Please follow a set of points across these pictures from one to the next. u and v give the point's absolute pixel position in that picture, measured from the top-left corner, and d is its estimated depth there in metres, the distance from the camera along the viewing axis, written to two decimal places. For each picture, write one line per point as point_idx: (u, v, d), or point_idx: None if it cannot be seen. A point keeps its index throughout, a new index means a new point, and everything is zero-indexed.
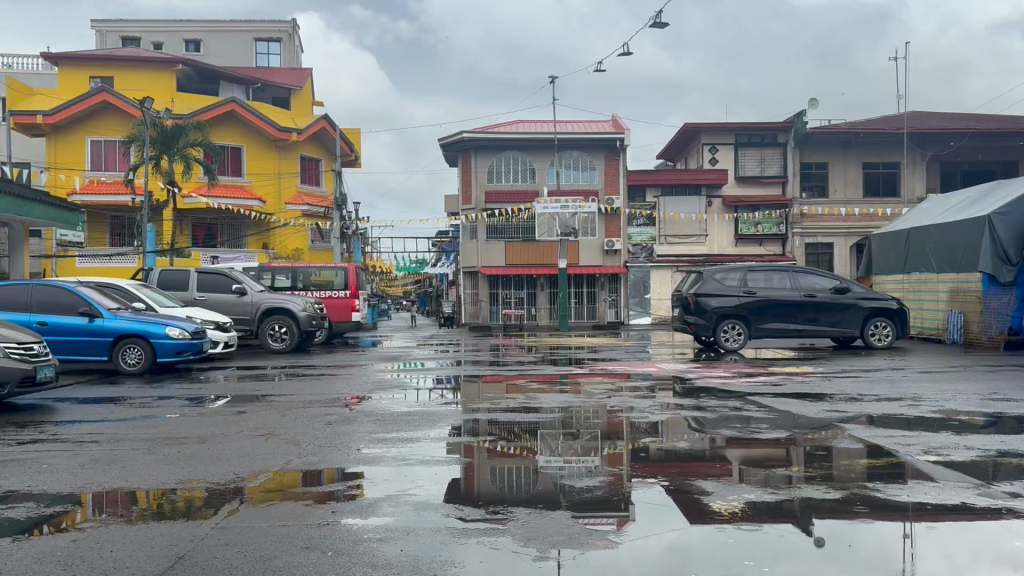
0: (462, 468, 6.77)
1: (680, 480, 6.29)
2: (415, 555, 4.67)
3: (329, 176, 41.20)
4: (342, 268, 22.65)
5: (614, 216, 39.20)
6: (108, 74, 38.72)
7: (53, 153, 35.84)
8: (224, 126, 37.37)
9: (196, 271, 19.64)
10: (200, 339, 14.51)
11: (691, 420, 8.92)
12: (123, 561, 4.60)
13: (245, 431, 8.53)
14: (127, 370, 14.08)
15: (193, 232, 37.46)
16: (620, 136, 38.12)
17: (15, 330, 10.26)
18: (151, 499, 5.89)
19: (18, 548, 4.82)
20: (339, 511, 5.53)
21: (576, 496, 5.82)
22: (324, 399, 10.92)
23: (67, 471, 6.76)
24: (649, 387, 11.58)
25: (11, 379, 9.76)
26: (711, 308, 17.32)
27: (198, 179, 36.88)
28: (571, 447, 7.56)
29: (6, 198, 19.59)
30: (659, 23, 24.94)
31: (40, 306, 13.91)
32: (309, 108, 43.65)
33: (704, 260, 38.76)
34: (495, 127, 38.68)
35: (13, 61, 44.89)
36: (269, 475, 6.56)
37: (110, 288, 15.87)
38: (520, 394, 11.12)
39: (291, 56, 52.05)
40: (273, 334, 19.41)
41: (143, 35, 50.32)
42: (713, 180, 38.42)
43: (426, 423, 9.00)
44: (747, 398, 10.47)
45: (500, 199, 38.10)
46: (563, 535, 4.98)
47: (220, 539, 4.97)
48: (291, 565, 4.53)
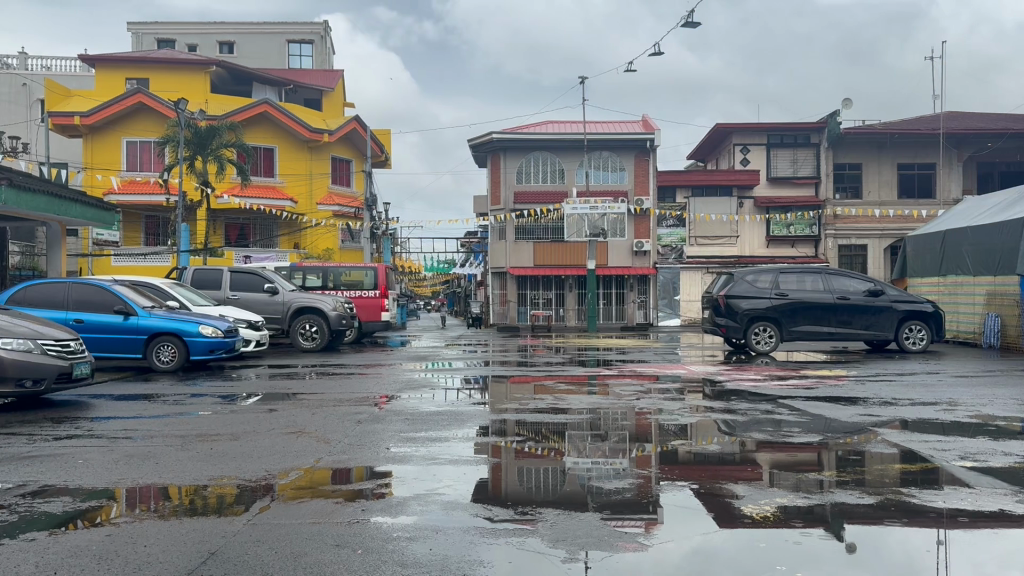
0: (491, 468, 6.77)
1: (712, 483, 6.24)
2: (444, 553, 4.68)
3: (360, 177, 41.54)
4: (372, 268, 22.79)
5: (643, 217, 38.94)
6: (143, 75, 39.33)
7: (90, 154, 36.55)
8: (257, 126, 37.78)
9: (228, 270, 19.83)
10: (231, 338, 14.70)
11: (721, 423, 8.87)
12: (156, 556, 4.65)
13: (275, 429, 8.63)
14: (161, 367, 14.24)
15: (226, 232, 37.89)
16: (651, 136, 37.85)
17: (52, 327, 10.41)
18: (183, 494, 5.96)
19: (54, 542, 4.90)
20: (369, 509, 5.56)
21: (603, 497, 5.82)
22: (354, 397, 10.99)
23: (100, 467, 6.86)
24: (678, 389, 11.51)
25: (48, 376, 9.91)
26: (742, 310, 17.20)
27: (231, 180, 37.35)
28: (599, 448, 7.54)
29: (44, 198, 19.94)
30: (690, 23, 24.83)
31: (76, 304, 14.14)
32: (339, 110, 44.11)
33: (734, 261, 38.49)
34: (525, 128, 38.76)
35: (51, 63, 45.70)
36: (299, 473, 6.61)
37: (145, 287, 16.07)
38: (549, 395, 11.16)
39: (323, 58, 52.55)
40: (304, 334, 19.58)
41: (177, 37, 50.94)
42: (745, 181, 38.12)
43: (455, 423, 9.01)
44: (779, 401, 10.39)
45: (529, 200, 38.10)
46: (592, 536, 4.97)
47: (251, 536, 5.01)
48: (322, 563, 4.55)
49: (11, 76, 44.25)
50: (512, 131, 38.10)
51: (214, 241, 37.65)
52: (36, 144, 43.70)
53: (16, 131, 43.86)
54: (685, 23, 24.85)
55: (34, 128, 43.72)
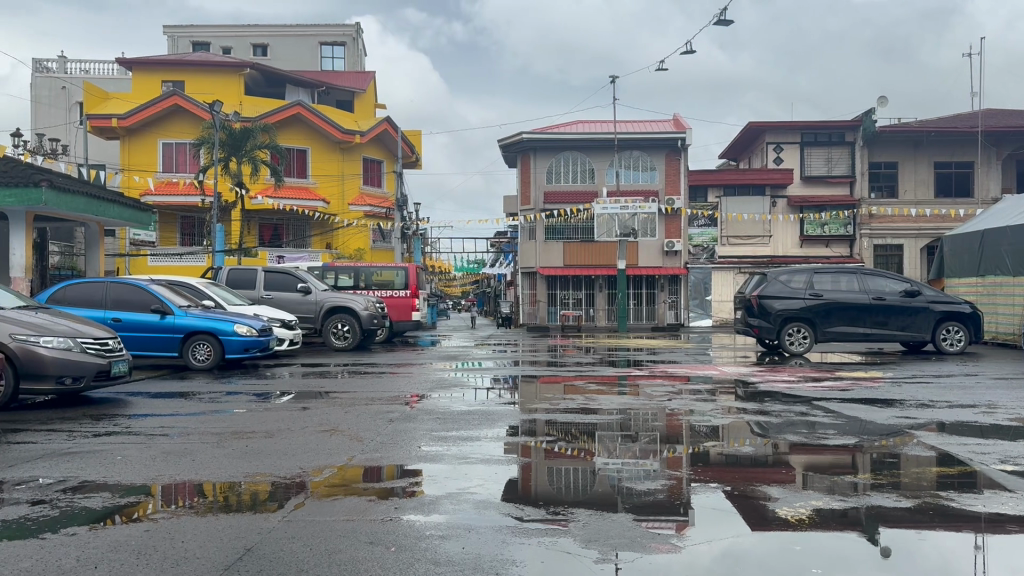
0: (521, 468, 6.77)
1: (747, 485, 6.19)
2: (477, 552, 4.70)
3: (391, 177, 41.77)
4: (403, 268, 22.91)
5: (674, 216, 38.71)
6: (179, 78, 39.88)
7: (127, 156, 37.15)
8: (290, 128, 38.18)
9: (262, 270, 20.03)
10: (266, 337, 14.87)
11: (754, 424, 8.78)
12: (194, 552, 4.71)
13: (309, 426, 8.72)
14: (196, 366, 14.43)
15: (260, 232, 38.30)
16: (682, 135, 37.59)
17: (91, 326, 10.59)
18: (217, 491, 6.04)
19: (94, 537, 4.99)
20: (402, 507, 5.60)
21: (635, 499, 5.79)
22: (385, 396, 11.06)
23: (139, 463, 6.96)
24: (709, 390, 11.40)
25: (87, 374, 10.09)
26: (776, 310, 17.01)
27: (265, 181, 37.76)
28: (630, 449, 7.52)
29: (83, 198, 20.26)
30: (722, 21, 24.61)
31: (115, 302, 14.39)
32: (371, 111, 44.43)
33: (767, 262, 38.21)
34: (555, 128, 38.75)
35: (89, 66, 46.53)
36: (333, 471, 6.67)
37: (182, 287, 16.29)
38: (580, 395, 11.15)
39: (355, 60, 52.94)
40: (336, 333, 19.72)
41: (212, 40, 51.57)
42: (778, 180, 37.74)
43: (486, 422, 9.01)
44: (814, 403, 10.25)
45: (560, 200, 38.08)
46: (625, 537, 4.94)
47: (286, 532, 5.05)
48: (357, 559, 4.59)
49: (51, 79, 45.16)
50: (542, 131, 38.13)
51: (249, 241, 38.06)
52: (75, 146, 44.53)
53: (56, 134, 44.78)
54: (718, 21, 24.68)
55: (73, 130, 44.57)
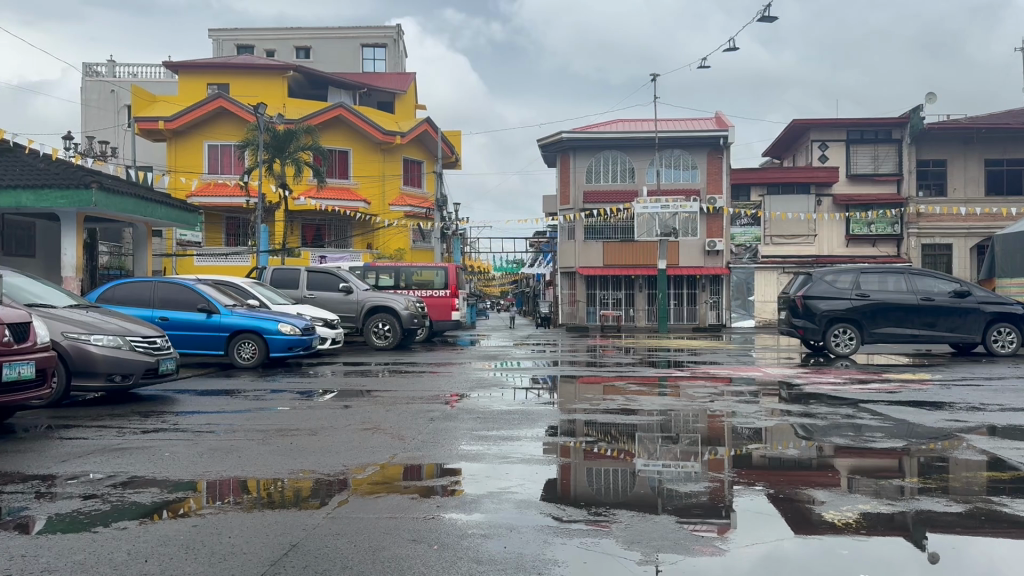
0: (560, 469, 6.75)
1: (792, 488, 6.09)
2: (519, 552, 4.69)
3: (431, 177, 41.98)
4: (442, 268, 23.00)
5: (716, 216, 38.32)
6: (224, 81, 40.52)
7: (174, 157, 37.87)
8: (332, 130, 38.60)
9: (305, 270, 20.26)
10: (309, 335, 15.07)
11: (798, 427, 8.66)
12: (241, 547, 4.78)
13: (351, 425, 8.81)
14: (242, 364, 14.65)
15: (303, 232, 38.72)
16: (724, 133, 37.18)
17: (140, 324, 10.81)
18: (261, 487, 6.13)
19: (143, 532, 5.09)
20: (444, 506, 5.62)
21: (677, 501, 5.74)
22: (425, 396, 11.11)
23: (186, 459, 7.11)
24: (753, 392, 11.25)
25: (135, 371, 10.31)
26: (821, 311, 16.75)
27: (308, 182, 38.18)
28: (670, 451, 7.45)
29: (131, 199, 20.65)
30: (766, 17, 24.31)
31: (162, 302, 14.66)
32: (411, 112, 44.76)
33: (812, 261, 37.62)
34: (595, 127, 38.61)
35: (137, 70, 47.49)
36: (375, 468, 6.73)
37: (227, 286, 16.56)
38: (620, 395, 11.11)
39: (395, 61, 53.32)
40: (377, 332, 19.89)
41: (256, 43, 52.30)
42: (823, 178, 37.15)
43: (526, 422, 9.01)
44: (860, 405, 10.08)
45: (599, 200, 37.95)
46: (668, 539, 4.90)
47: (329, 529, 5.11)
48: (400, 557, 4.62)
49: (101, 83, 46.21)
50: (581, 131, 38.05)
51: (292, 241, 38.51)
52: (123, 148, 45.51)
53: (105, 136, 45.82)
54: (762, 17, 24.39)
55: (122, 133, 45.55)
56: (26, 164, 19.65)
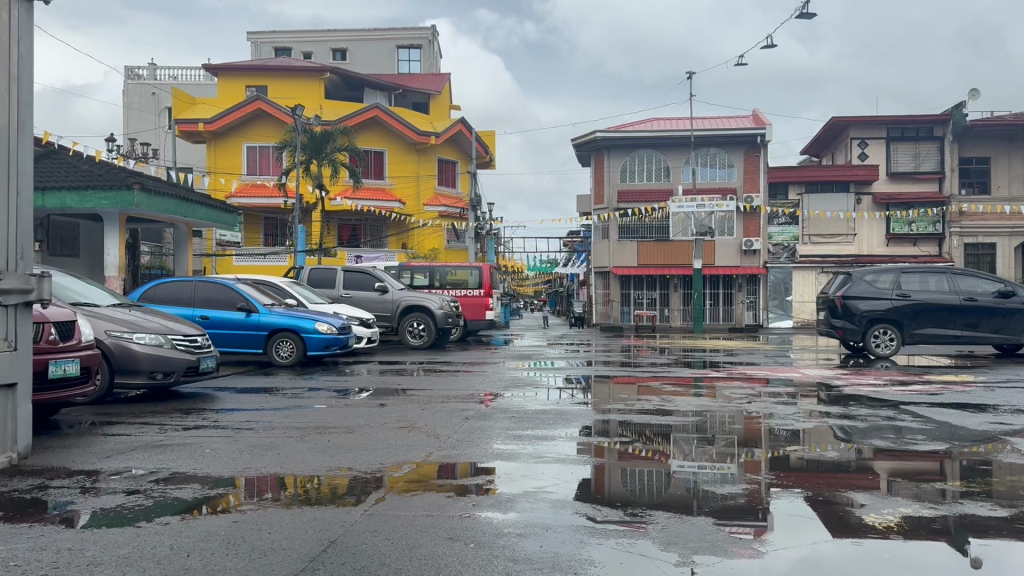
0: (595, 469, 6.75)
1: (831, 491, 6.02)
2: (554, 551, 4.69)
3: (465, 178, 42.13)
4: (476, 267, 23.07)
5: (754, 215, 37.93)
6: (262, 83, 41.06)
7: (213, 159, 38.46)
8: (368, 131, 38.90)
9: (342, 269, 20.46)
10: (345, 335, 15.24)
11: (837, 429, 8.54)
12: (281, 543, 4.85)
13: (387, 423, 8.88)
14: (280, 362, 14.84)
15: (339, 232, 39.03)
16: (761, 131, 36.81)
17: (181, 323, 10.98)
18: (298, 484, 6.22)
19: (184, 527, 5.18)
20: (479, 505, 5.64)
21: (713, 503, 5.70)
22: (460, 395, 11.16)
23: (226, 456, 7.23)
24: (790, 393, 11.12)
25: (176, 369, 10.48)
26: (861, 311, 16.51)
27: (344, 183, 38.51)
28: (706, 452, 7.40)
29: (171, 200, 20.99)
30: (805, 13, 24.01)
31: (203, 301, 14.88)
32: (446, 113, 44.97)
33: (852, 261, 37.07)
34: (629, 126, 38.43)
35: (177, 72, 48.26)
36: (410, 466, 6.78)
37: (266, 285, 16.79)
38: (655, 396, 11.05)
39: (430, 62, 53.57)
40: (412, 331, 20.03)
41: (293, 45, 52.87)
42: (863, 177, 36.61)
43: (560, 422, 9.01)
44: (901, 407, 9.91)
45: (633, 199, 37.80)
46: (706, 540, 4.88)
47: (367, 526, 5.16)
48: (437, 554, 4.65)
49: (142, 86, 47.07)
50: (615, 129, 37.90)
51: (328, 241, 38.84)
52: (164, 150, 46.31)
53: (146, 138, 46.65)
54: (800, 14, 24.12)
55: (163, 135, 46.32)
56: (70, 165, 20.07)
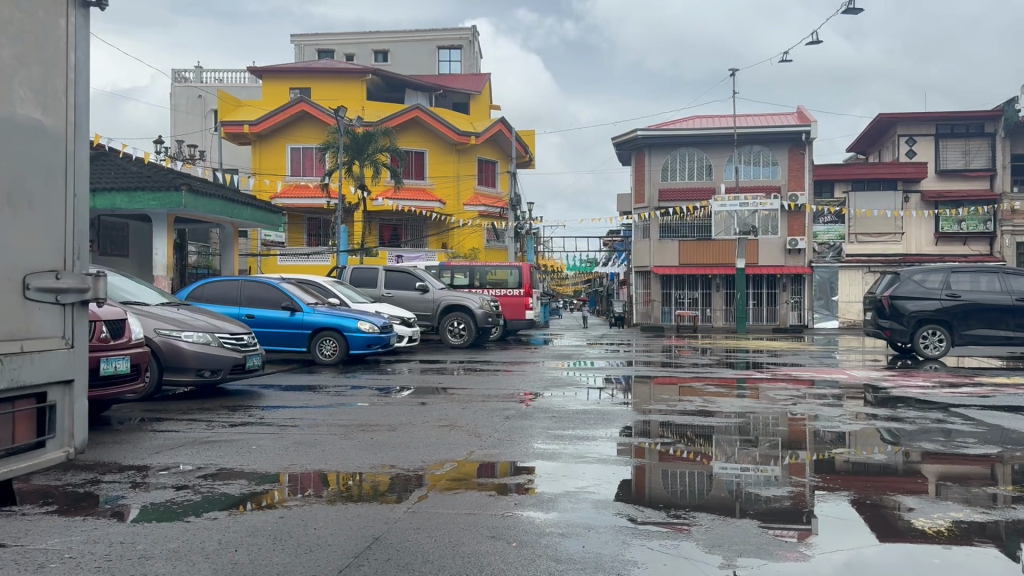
0: (636, 470, 6.72)
1: (878, 495, 5.91)
2: (597, 552, 4.69)
3: (505, 177, 42.24)
4: (516, 267, 23.11)
5: (798, 213, 37.22)
6: (306, 85, 41.60)
7: (258, 160, 39.06)
8: (409, 132, 39.19)
9: (383, 269, 20.62)
10: (387, 334, 15.40)
11: (884, 431, 8.39)
12: (326, 539, 4.92)
13: (429, 421, 8.94)
14: (323, 361, 15.04)
15: (380, 232, 39.37)
16: (806, 129, 36.25)
17: (228, 321, 11.18)
18: (340, 481, 6.29)
19: (232, 522, 5.28)
20: (521, 504, 5.66)
21: (758, 505, 5.64)
22: (501, 394, 11.19)
23: (272, 452, 7.34)
24: (836, 395, 10.96)
25: (223, 367, 10.67)
26: (909, 312, 16.18)
27: (385, 183, 38.85)
28: (749, 454, 7.32)
29: (217, 201, 21.35)
30: (851, 9, 23.64)
31: (249, 299, 15.08)
32: (486, 112, 45.08)
33: (900, 260, 36.39)
34: (671, 125, 38.18)
35: (223, 75, 49.11)
36: (452, 465, 6.83)
37: (308, 284, 17.02)
38: (698, 396, 10.96)
39: (471, 62, 53.80)
40: (453, 331, 20.14)
41: (335, 47, 53.50)
42: (911, 174, 35.92)
43: (601, 422, 9.00)
44: (951, 409, 9.71)
45: (674, 197, 37.51)
46: (751, 544, 4.83)
47: (410, 523, 5.21)
48: (480, 553, 4.68)
49: (189, 89, 48.01)
50: (656, 128, 37.67)
51: (369, 241, 39.19)
52: (210, 152, 47.18)
53: (193, 140, 47.56)
54: (847, 9, 23.74)
55: (209, 137, 47.18)
56: (121, 167, 20.55)
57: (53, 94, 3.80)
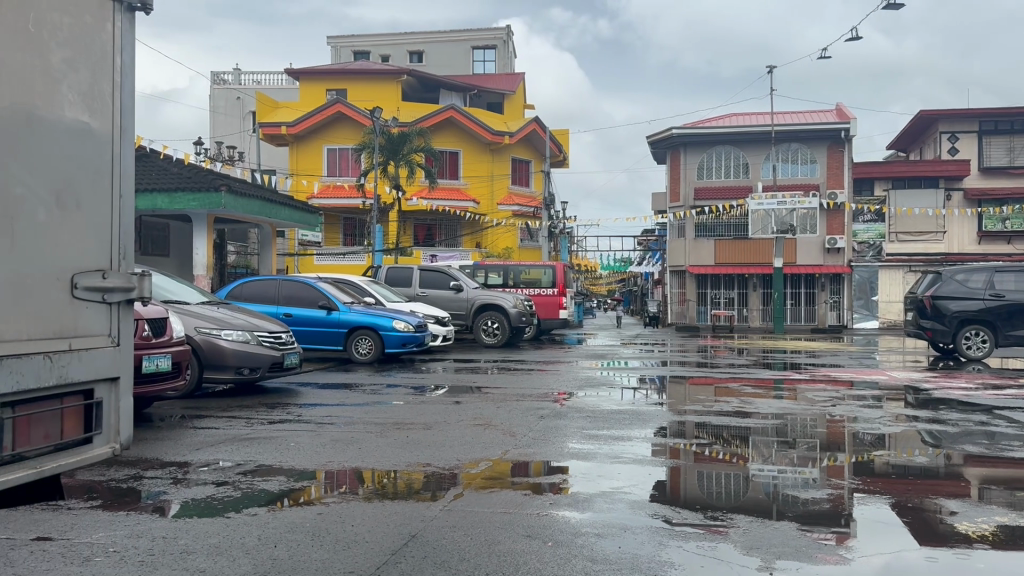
0: (671, 471, 6.68)
1: (919, 498, 5.82)
2: (634, 552, 4.69)
3: (538, 176, 42.26)
4: (550, 266, 23.11)
5: (838, 212, 36.67)
6: (342, 86, 41.97)
7: (295, 161, 39.50)
8: (444, 132, 39.37)
9: (418, 268, 20.72)
10: (422, 333, 15.51)
11: (925, 433, 8.25)
12: (364, 536, 4.98)
13: (464, 420, 8.97)
14: (359, 359, 15.19)
15: (415, 232, 39.58)
16: (845, 126, 35.69)
17: (266, 320, 11.33)
18: (375, 478, 6.35)
19: (272, 518, 5.36)
20: (556, 503, 5.67)
21: (795, 507, 5.59)
22: (535, 394, 11.19)
23: (309, 449, 7.43)
24: (876, 396, 10.79)
25: (262, 365, 10.82)
26: (951, 312, 15.89)
27: (420, 183, 39.07)
28: (787, 456, 7.25)
29: (255, 202, 21.63)
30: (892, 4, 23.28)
31: (286, 298, 15.22)
32: (520, 112, 45.10)
33: (942, 259, 35.76)
34: (706, 123, 37.90)
35: (260, 77, 49.75)
36: (487, 464, 6.85)
37: (345, 284, 17.18)
38: (734, 397, 10.87)
39: (505, 62, 53.89)
40: (486, 330, 20.19)
41: (371, 48, 53.90)
42: (954, 172, 35.25)
43: (637, 422, 8.97)
44: (995, 411, 9.52)
45: (710, 196, 37.18)
46: (790, 546, 4.79)
47: (446, 521, 5.24)
48: (516, 552, 4.69)
49: (228, 91, 48.72)
50: (692, 126, 37.41)
51: (404, 241, 39.42)
52: (249, 153, 47.84)
53: (232, 141, 48.24)
54: (888, 4, 23.38)
55: (247, 138, 47.84)
56: (162, 169, 20.89)
57: (100, 97, 3.89)
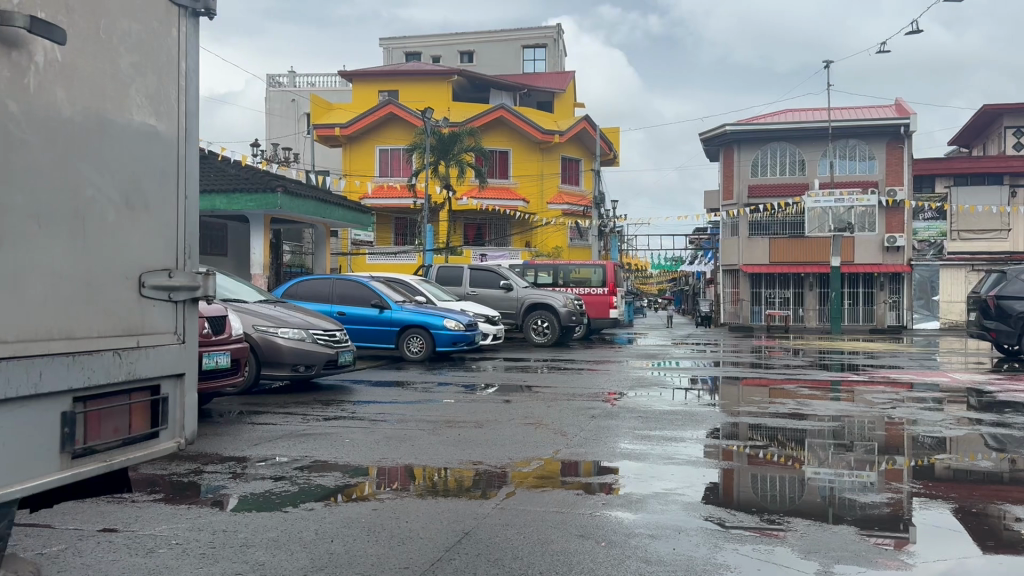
0: (724, 473, 6.61)
1: (983, 504, 5.66)
2: (688, 554, 4.65)
3: (589, 175, 42.19)
4: (600, 265, 23.05)
5: (897, 209, 35.81)
6: (393, 87, 42.43)
7: (348, 162, 40.09)
8: (493, 131, 39.54)
9: (468, 267, 20.81)
10: (472, 331, 15.61)
11: (989, 437, 8.01)
12: (418, 532, 5.04)
13: (515, 419, 9.00)
14: (411, 357, 15.35)
15: (465, 232, 39.79)
16: (904, 121, 34.83)
17: (321, 318, 11.52)
18: (427, 475, 6.41)
19: (328, 512, 5.46)
20: (609, 503, 5.66)
21: (853, 511, 5.49)
22: (586, 393, 11.17)
23: (363, 446, 7.54)
24: (937, 399, 10.53)
25: (317, 362, 11.03)
26: (1017, 312, 15.40)
27: (470, 182, 39.29)
28: (843, 459, 7.12)
29: (310, 202, 22.01)
30: None
31: (340, 297, 15.43)
32: (570, 111, 45.02)
33: (1007, 258, 34.70)
34: (760, 120, 37.38)
35: (315, 80, 50.54)
36: (538, 462, 6.87)
37: (397, 283, 17.38)
38: (790, 398, 10.72)
39: (555, 61, 53.86)
40: (536, 329, 20.22)
41: (422, 49, 54.35)
42: (1019, 168, 34.18)
43: (690, 423, 8.90)
44: None
45: (764, 193, 36.65)
46: (849, 550, 4.71)
47: (499, 519, 5.27)
48: (568, 551, 4.70)
49: (284, 93, 49.63)
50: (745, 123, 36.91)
51: (454, 240, 39.65)
52: (303, 153, 48.66)
53: (287, 143, 49.13)
54: None
55: (302, 139, 48.67)
56: (222, 170, 21.38)
57: (165, 101, 4.01)
